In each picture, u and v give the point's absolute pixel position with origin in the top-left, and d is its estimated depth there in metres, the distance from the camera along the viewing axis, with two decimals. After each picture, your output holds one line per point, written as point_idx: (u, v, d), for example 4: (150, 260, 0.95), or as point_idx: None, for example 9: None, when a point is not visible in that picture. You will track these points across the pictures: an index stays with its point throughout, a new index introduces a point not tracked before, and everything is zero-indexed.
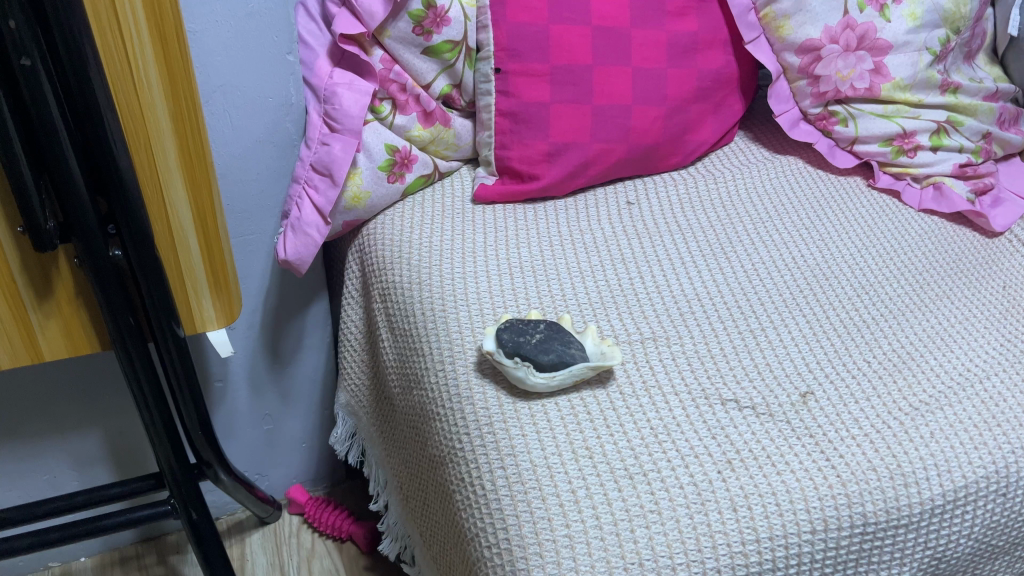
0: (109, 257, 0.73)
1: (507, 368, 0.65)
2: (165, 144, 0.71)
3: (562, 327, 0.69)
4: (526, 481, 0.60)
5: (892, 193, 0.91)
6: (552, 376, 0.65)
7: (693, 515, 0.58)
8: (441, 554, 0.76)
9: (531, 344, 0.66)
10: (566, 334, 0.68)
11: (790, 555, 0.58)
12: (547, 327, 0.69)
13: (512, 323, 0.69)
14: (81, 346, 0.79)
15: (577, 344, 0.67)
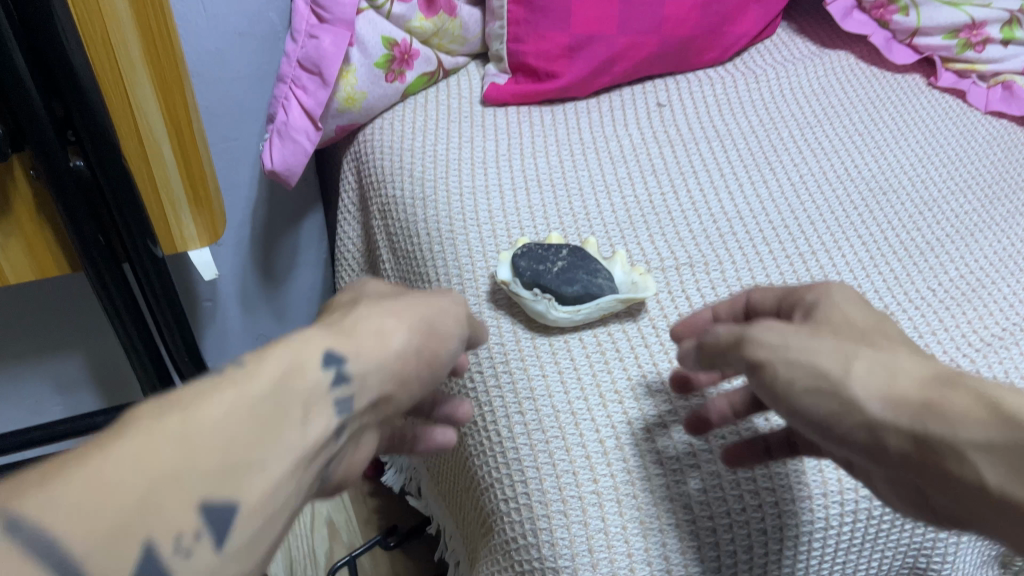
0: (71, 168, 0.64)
1: (527, 302, 0.57)
2: (127, 37, 0.61)
3: (589, 256, 0.61)
4: (548, 430, 0.53)
5: (955, 94, 0.81)
6: (575, 310, 0.57)
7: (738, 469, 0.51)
8: (451, 492, 0.71)
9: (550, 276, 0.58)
10: (593, 262, 0.60)
11: (846, 512, 0.51)
12: (571, 255, 0.60)
13: (531, 248, 0.61)
14: (46, 267, 0.71)
15: (605, 273, 0.59)
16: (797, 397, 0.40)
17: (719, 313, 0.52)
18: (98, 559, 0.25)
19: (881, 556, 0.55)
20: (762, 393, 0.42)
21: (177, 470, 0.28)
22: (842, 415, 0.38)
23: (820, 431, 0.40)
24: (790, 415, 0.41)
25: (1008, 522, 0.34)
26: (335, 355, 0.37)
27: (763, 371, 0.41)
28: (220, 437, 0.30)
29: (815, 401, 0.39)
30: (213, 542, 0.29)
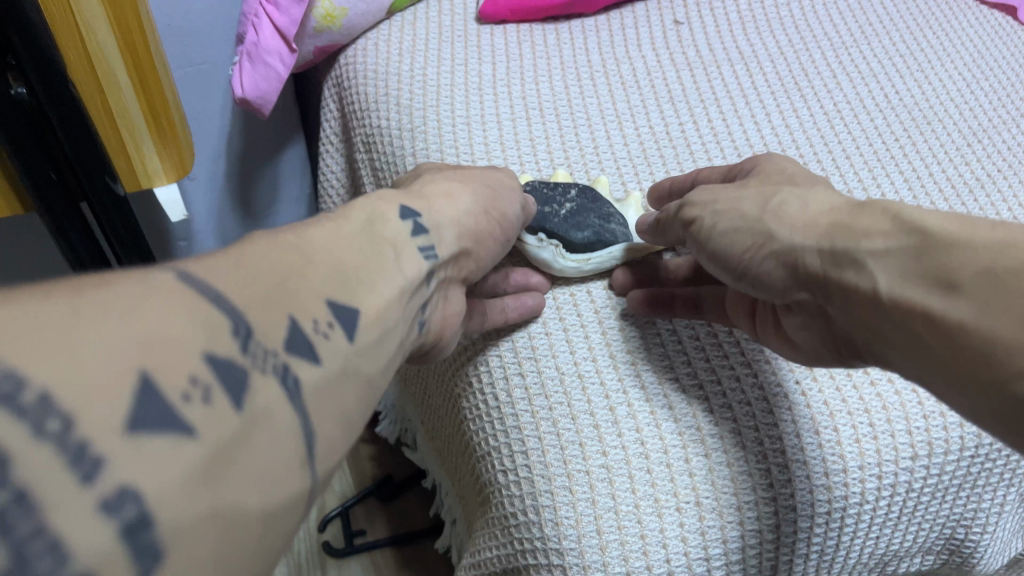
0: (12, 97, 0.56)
1: (530, 248, 0.51)
2: None
3: (601, 195, 0.55)
4: (551, 395, 0.48)
5: (1005, 9, 0.73)
6: (584, 259, 0.51)
7: (763, 439, 0.46)
8: (447, 451, 0.66)
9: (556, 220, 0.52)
10: (604, 203, 0.54)
11: (883, 486, 0.46)
12: (580, 195, 0.54)
13: (534, 187, 0.54)
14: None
15: (618, 219, 0.54)
16: (715, 244, 0.44)
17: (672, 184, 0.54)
18: (258, 311, 0.27)
19: (918, 528, 0.50)
20: (695, 247, 0.46)
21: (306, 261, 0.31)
22: (761, 255, 0.41)
23: (735, 276, 0.44)
24: (713, 263, 0.45)
25: (889, 330, 0.34)
26: (410, 210, 0.41)
27: (697, 227, 0.45)
28: (329, 247, 0.33)
29: (728, 245, 0.43)
30: (346, 333, 0.31)
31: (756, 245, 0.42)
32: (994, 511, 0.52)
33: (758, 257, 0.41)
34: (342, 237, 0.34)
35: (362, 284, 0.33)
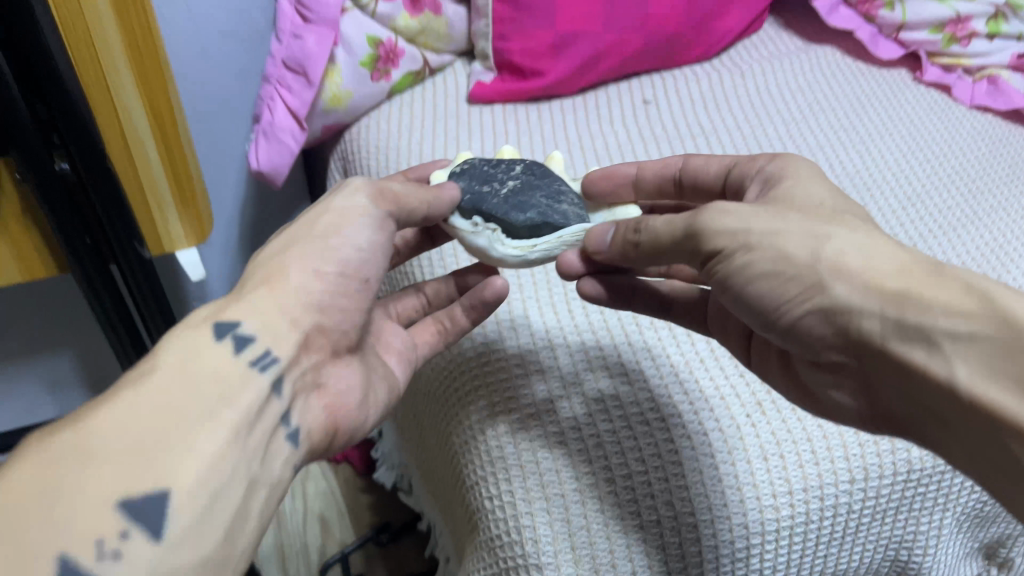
0: (55, 172, 0.64)
1: (468, 235, 0.52)
2: (110, 39, 0.61)
3: (550, 176, 0.56)
4: (531, 428, 0.54)
5: (940, 88, 0.82)
6: (529, 247, 0.52)
7: (691, 473, 0.51)
8: (441, 491, 0.72)
9: (495, 199, 0.53)
10: (547, 185, 0.55)
11: (825, 507, 0.52)
12: (523, 176, 0.55)
13: (475, 173, 0.55)
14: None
15: (567, 203, 0.54)
16: (746, 290, 0.43)
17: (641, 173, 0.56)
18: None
19: (862, 549, 0.56)
20: (708, 277, 0.45)
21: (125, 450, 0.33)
22: (797, 305, 0.41)
23: (768, 318, 0.44)
24: (740, 303, 0.44)
25: (966, 433, 0.36)
26: (228, 326, 0.41)
27: (724, 259, 0.43)
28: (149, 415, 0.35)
29: (762, 292, 0.43)
30: (150, 535, 0.32)
31: (800, 298, 0.41)
32: (932, 534, 0.58)
33: (799, 309, 0.41)
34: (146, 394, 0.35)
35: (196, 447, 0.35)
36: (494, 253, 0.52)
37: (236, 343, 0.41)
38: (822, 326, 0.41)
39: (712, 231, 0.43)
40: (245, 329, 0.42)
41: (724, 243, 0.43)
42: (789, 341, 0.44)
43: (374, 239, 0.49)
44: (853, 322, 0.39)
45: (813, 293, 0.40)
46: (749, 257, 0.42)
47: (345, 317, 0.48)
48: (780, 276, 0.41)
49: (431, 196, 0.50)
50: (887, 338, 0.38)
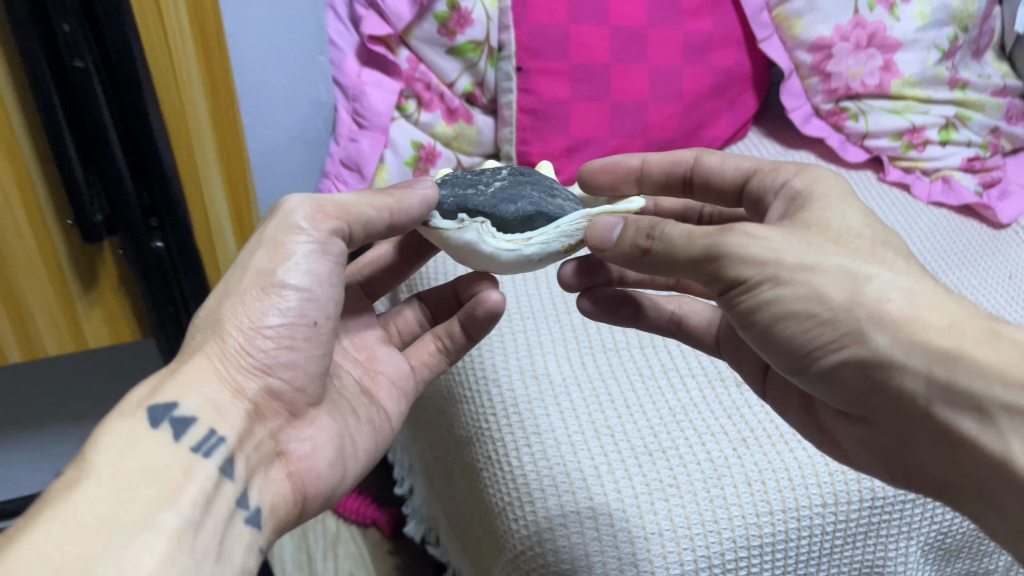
0: (152, 249, 0.77)
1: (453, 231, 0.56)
2: (204, 137, 0.77)
3: (534, 177, 0.61)
4: (552, 458, 0.64)
5: (901, 186, 0.95)
6: (524, 241, 0.56)
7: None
8: (465, 532, 0.80)
9: (480, 197, 0.57)
10: (532, 187, 0.59)
11: (802, 526, 0.61)
12: (508, 179, 0.60)
13: (463, 181, 0.60)
14: (82, 340, 0.82)
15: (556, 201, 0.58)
16: (774, 326, 0.45)
17: (649, 165, 0.62)
18: None
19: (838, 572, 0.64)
20: (730, 300, 0.46)
21: (96, 540, 0.37)
22: (832, 351, 0.44)
23: (800, 359, 0.46)
24: (765, 334, 0.46)
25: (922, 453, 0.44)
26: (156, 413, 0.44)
27: (745, 287, 0.45)
28: (103, 513, 0.38)
29: (795, 333, 0.44)
30: None
31: (837, 345, 0.43)
32: (900, 560, 0.66)
33: (834, 355, 0.44)
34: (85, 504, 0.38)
35: (137, 561, 0.37)
36: (489, 246, 0.56)
37: (176, 428, 0.45)
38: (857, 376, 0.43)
39: (736, 259, 0.44)
40: (182, 409, 0.46)
41: (752, 273, 0.44)
42: (821, 383, 0.46)
43: (317, 266, 0.52)
44: (894, 380, 0.41)
45: (850, 343, 0.42)
46: (775, 290, 0.44)
47: (295, 374, 0.51)
48: (813, 318, 0.43)
49: (387, 205, 0.54)
50: (932, 401, 0.40)
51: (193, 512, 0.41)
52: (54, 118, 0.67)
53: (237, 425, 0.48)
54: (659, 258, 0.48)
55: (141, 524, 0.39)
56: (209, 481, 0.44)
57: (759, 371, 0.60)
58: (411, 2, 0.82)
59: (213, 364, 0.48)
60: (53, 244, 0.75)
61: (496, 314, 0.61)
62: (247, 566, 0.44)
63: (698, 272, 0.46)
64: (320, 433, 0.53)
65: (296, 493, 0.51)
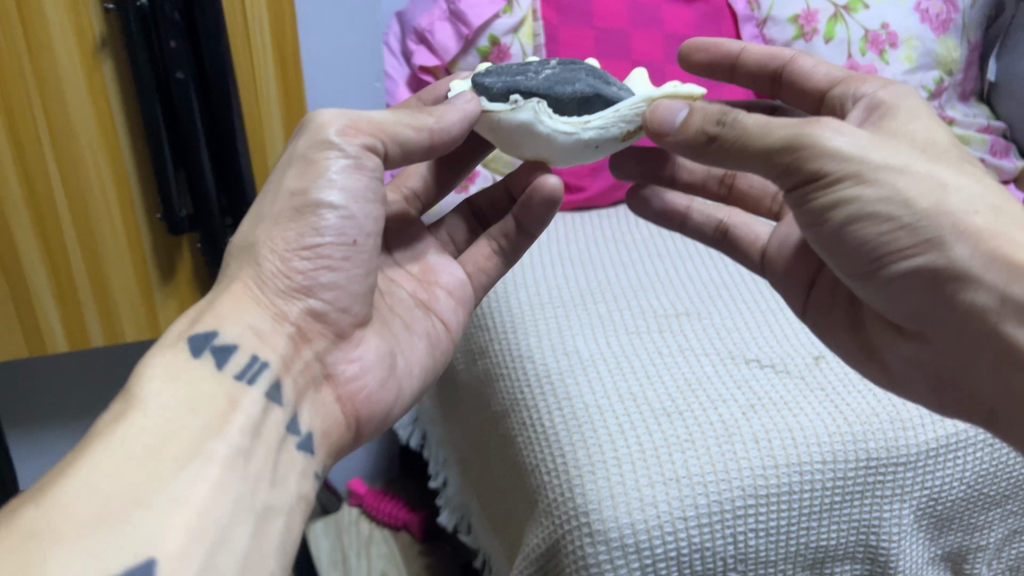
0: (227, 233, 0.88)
1: (509, 112, 0.60)
2: (275, 145, 0.88)
3: (582, 66, 0.65)
4: (580, 418, 0.72)
5: None
6: (581, 123, 0.60)
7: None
8: (497, 510, 0.88)
9: (532, 82, 0.61)
10: (577, 75, 0.63)
11: (804, 479, 0.69)
12: (554, 69, 0.65)
13: (502, 72, 0.64)
14: (156, 327, 0.93)
15: (605, 90, 0.62)
16: (855, 227, 0.51)
17: (747, 49, 0.72)
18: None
19: (836, 528, 0.71)
20: (810, 197, 0.52)
21: (144, 471, 0.40)
22: (908, 255, 0.50)
23: (873, 262, 0.52)
24: (843, 235, 0.52)
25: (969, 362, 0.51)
26: (196, 342, 0.50)
27: (825, 177, 0.50)
28: (151, 445, 0.42)
29: (873, 233, 0.50)
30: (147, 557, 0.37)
31: (915, 250, 0.49)
32: (895, 521, 0.73)
33: (910, 259, 0.50)
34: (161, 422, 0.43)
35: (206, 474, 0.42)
36: (546, 127, 0.60)
37: (218, 355, 0.50)
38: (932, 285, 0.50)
39: (819, 152, 0.49)
40: (222, 337, 0.51)
41: (837, 168, 0.49)
42: (890, 286, 0.53)
43: (349, 180, 0.57)
44: (969, 295, 0.48)
45: (930, 249, 0.49)
46: (859, 188, 0.49)
47: (337, 295, 0.58)
48: (894, 221, 0.49)
49: (425, 125, 0.60)
50: (1004, 316, 0.47)
51: (242, 441, 0.46)
52: (156, 123, 0.78)
53: (280, 349, 0.54)
54: (728, 144, 0.53)
55: (193, 453, 0.43)
56: (255, 408, 0.49)
57: (806, 287, 0.68)
58: (457, 37, 0.95)
59: (251, 291, 0.55)
60: (141, 234, 0.87)
61: (551, 200, 0.69)
62: (303, 492, 0.50)
63: (773, 161, 0.51)
64: (367, 353, 0.60)
65: (348, 415, 0.58)
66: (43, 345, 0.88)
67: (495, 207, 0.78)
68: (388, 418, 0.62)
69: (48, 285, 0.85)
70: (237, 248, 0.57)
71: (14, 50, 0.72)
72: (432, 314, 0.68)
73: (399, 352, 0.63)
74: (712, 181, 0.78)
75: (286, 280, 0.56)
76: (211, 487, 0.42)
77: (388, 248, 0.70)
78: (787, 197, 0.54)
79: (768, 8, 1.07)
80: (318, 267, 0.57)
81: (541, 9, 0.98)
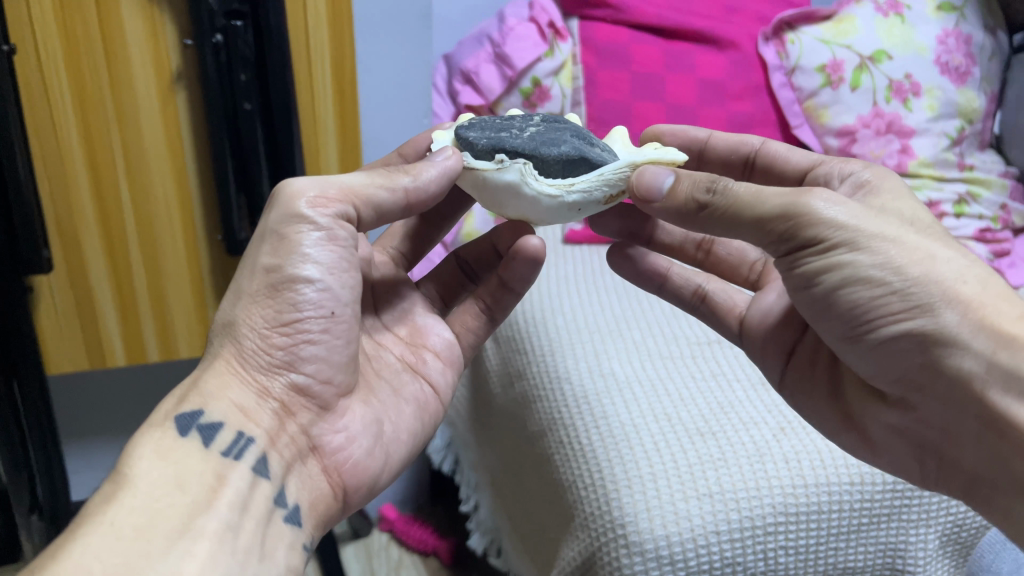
0: None
1: (495, 172, 0.61)
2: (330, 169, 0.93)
3: (568, 128, 0.67)
4: (617, 436, 0.75)
5: None
6: (566, 186, 0.61)
7: None
8: (530, 531, 0.90)
9: (517, 142, 0.63)
10: (559, 136, 0.65)
11: (833, 500, 0.71)
12: (538, 129, 0.66)
13: (485, 131, 0.66)
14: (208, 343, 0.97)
15: (590, 152, 0.63)
16: (848, 291, 0.54)
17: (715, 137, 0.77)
18: None
19: (863, 550, 0.73)
20: (801, 261, 0.55)
21: (133, 552, 0.42)
22: (898, 319, 0.52)
23: (864, 325, 0.55)
24: (835, 299, 0.55)
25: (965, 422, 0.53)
26: (183, 422, 0.52)
27: (833, 246, 0.52)
28: (140, 524, 0.44)
29: (864, 297, 0.53)
30: None
31: (905, 315, 0.52)
32: (921, 546, 0.75)
33: (900, 323, 0.52)
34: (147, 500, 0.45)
35: (197, 550, 0.45)
36: (532, 188, 0.61)
37: (204, 434, 0.52)
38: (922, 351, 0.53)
39: (815, 220, 0.52)
40: (208, 415, 0.52)
41: (836, 234, 0.52)
42: (879, 350, 0.55)
43: (323, 251, 0.57)
44: (956, 360, 0.51)
45: (920, 314, 0.51)
46: (855, 255, 0.52)
47: (318, 367, 0.58)
48: (885, 287, 0.52)
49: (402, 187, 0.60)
50: (995, 385, 0.50)
51: (230, 515, 0.48)
52: (222, 150, 0.84)
53: (265, 423, 0.55)
54: (719, 211, 0.55)
55: (181, 531, 0.45)
56: (243, 482, 0.51)
57: (783, 359, 0.71)
58: (501, 78, 1.02)
59: (232, 367, 0.55)
60: (199, 252, 0.91)
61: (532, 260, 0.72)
62: (291, 564, 0.52)
63: (765, 228, 0.54)
64: (352, 424, 0.60)
65: (334, 487, 0.58)
66: (103, 357, 0.93)
67: (481, 261, 0.81)
68: (377, 486, 0.62)
69: (113, 300, 0.90)
70: (219, 325, 0.57)
71: (99, 79, 0.78)
72: (420, 378, 0.69)
73: (386, 419, 0.63)
74: (689, 244, 0.80)
75: (264, 357, 0.56)
76: (200, 562, 0.44)
77: (376, 309, 0.72)
78: (779, 261, 0.56)
79: (796, 57, 1.11)
80: (297, 343, 0.57)
81: (580, 54, 1.05)
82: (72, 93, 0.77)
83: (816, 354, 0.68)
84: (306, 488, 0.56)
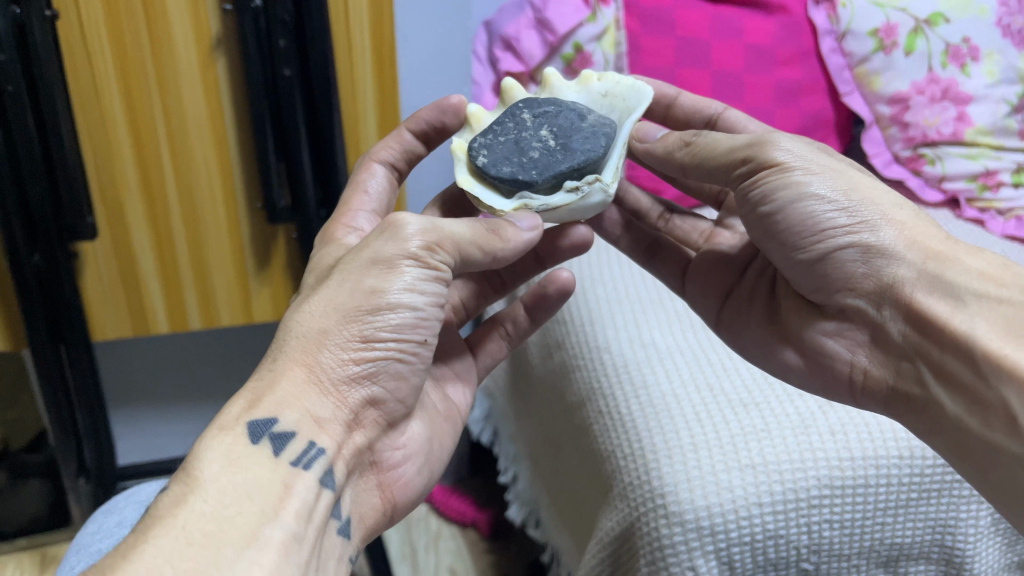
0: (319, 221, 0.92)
1: (582, 199, 0.63)
2: (369, 135, 0.92)
3: (560, 111, 0.68)
4: (657, 405, 0.74)
5: (978, 222, 1.04)
6: (617, 171, 0.66)
7: (683, 558, 0.66)
8: (568, 502, 0.89)
9: (566, 160, 0.64)
10: (569, 126, 0.67)
11: (880, 473, 0.69)
12: (550, 128, 0.67)
13: (515, 162, 0.65)
14: (248, 312, 0.98)
15: (607, 129, 0.67)
16: (795, 210, 0.59)
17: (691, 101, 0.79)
18: None
19: (912, 525, 0.71)
20: (754, 184, 0.61)
21: (206, 559, 0.41)
22: (841, 234, 0.58)
23: (806, 244, 0.60)
24: (782, 220, 0.60)
25: None
26: (258, 430, 0.49)
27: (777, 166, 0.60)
28: (210, 530, 0.42)
29: (811, 214, 0.58)
30: None
31: (849, 230, 0.57)
32: (971, 523, 0.73)
33: (840, 239, 0.58)
34: (216, 513, 0.43)
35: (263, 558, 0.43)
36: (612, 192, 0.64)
37: (276, 443, 0.49)
38: (862, 273, 0.57)
39: (775, 149, 0.60)
40: (281, 424, 0.49)
41: (786, 157, 0.60)
42: (814, 267, 0.60)
43: (427, 288, 0.55)
44: (890, 270, 0.56)
45: (863, 229, 0.57)
46: (806, 175, 0.59)
47: (399, 385, 0.58)
48: (837, 204, 0.58)
49: (493, 248, 0.58)
50: None
51: (297, 525, 0.46)
52: (262, 120, 0.83)
53: (335, 435, 0.52)
54: (697, 148, 0.65)
55: (248, 542, 0.43)
56: (309, 493, 0.49)
57: (720, 299, 0.75)
58: (542, 44, 1.00)
59: (311, 376, 0.52)
60: (240, 219, 0.91)
61: (564, 291, 0.75)
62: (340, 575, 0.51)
63: (732, 156, 0.62)
64: (411, 441, 0.62)
65: (386, 502, 0.59)
66: (146, 324, 0.94)
67: (513, 269, 0.78)
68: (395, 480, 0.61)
69: (154, 266, 0.91)
70: None
71: (138, 42, 0.78)
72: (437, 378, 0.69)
73: (435, 437, 0.65)
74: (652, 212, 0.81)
75: (349, 369, 0.53)
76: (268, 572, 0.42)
77: None
78: (738, 195, 0.63)
79: (847, 21, 1.07)
80: (385, 361, 0.55)
81: (623, 19, 1.02)
82: (115, 59, 0.78)
83: (752, 292, 0.72)
84: (359, 501, 0.57)
